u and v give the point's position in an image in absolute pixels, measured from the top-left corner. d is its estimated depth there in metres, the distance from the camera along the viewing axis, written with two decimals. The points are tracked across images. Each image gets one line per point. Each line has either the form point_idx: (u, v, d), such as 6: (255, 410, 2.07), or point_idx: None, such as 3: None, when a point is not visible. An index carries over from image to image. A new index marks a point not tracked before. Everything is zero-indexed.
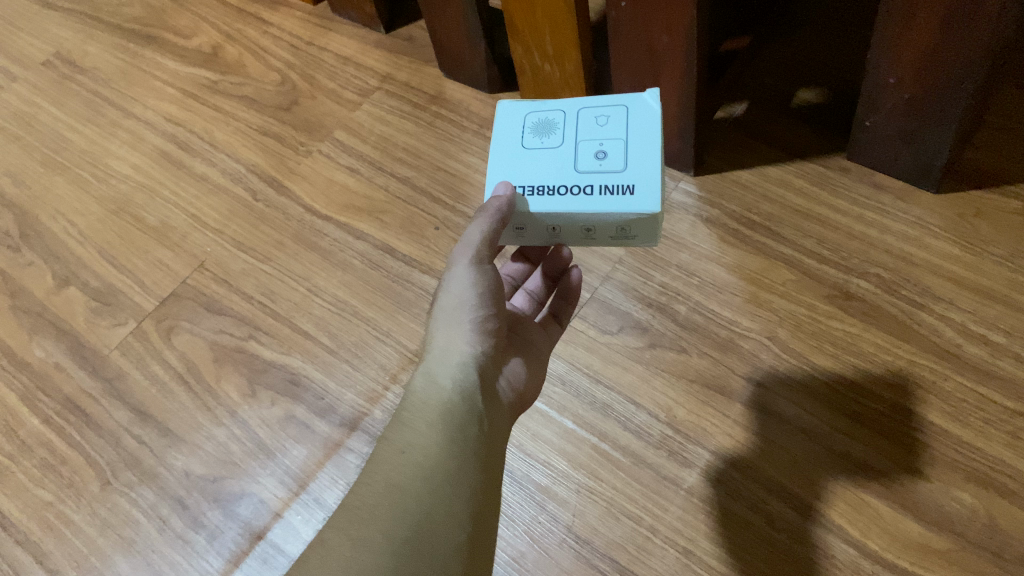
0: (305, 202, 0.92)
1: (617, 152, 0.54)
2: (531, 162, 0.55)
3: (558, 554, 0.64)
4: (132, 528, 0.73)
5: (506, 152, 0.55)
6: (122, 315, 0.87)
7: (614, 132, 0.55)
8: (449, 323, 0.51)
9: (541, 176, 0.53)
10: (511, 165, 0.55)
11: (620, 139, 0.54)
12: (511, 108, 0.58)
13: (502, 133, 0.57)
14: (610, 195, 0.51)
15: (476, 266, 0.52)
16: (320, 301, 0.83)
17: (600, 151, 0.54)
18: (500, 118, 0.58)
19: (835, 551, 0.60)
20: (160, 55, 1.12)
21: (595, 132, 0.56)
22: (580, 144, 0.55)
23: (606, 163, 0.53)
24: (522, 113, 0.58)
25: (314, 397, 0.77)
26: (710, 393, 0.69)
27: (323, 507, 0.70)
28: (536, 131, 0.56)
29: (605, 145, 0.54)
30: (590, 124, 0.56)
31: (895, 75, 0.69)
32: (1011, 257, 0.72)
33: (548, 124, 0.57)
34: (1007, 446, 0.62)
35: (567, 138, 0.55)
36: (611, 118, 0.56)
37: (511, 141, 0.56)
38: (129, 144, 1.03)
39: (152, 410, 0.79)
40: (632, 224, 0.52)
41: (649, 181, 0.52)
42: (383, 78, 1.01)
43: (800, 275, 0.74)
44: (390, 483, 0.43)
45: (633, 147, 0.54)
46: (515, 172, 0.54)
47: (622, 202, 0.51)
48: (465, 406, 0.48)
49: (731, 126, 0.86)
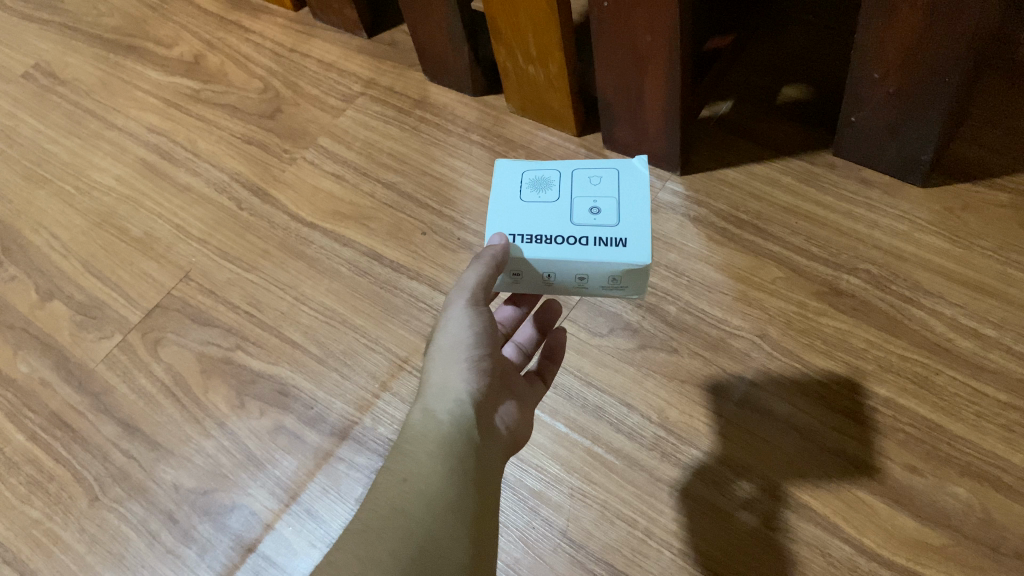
0: (290, 209, 0.91)
1: (610, 209, 0.55)
2: (528, 214, 0.55)
3: (553, 559, 0.63)
4: (122, 543, 0.72)
5: (503, 206, 0.56)
6: (108, 328, 0.86)
7: (607, 189, 0.56)
8: (445, 361, 0.50)
9: (538, 227, 0.54)
10: (509, 217, 0.55)
11: (612, 197, 0.56)
12: (506, 164, 0.59)
13: (501, 190, 0.57)
14: (603, 246, 0.53)
15: (472, 308, 0.52)
16: (308, 310, 0.82)
17: (594, 208, 0.55)
18: (498, 176, 0.58)
19: (830, 548, 0.60)
20: (141, 65, 1.11)
21: (589, 191, 0.56)
22: (574, 199, 0.56)
23: (600, 218, 0.54)
24: (519, 171, 0.58)
25: (303, 408, 0.76)
26: (702, 393, 0.69)
27: (315, 518, 0.70)
28: (532, 187, 0.57)
29: (599, 201, 0.55)
30: (584, 182, 0.57)
31: (879, 71, 0.69)
32: (1000, 250, 0.71)
33: (542, 181, 0.57)
34: (1001, 440, 0.62)
35: (563, 195, 0.56)
36: (604, 179, 0.57)
37: (508, 196, 0.57)
38: (111, 155, 1.02)
39: (141, 423, 0.78)
40: (624, 277, 0.54)
41: (641, 234, 0.53)
42: (367, 83, 1.01)
43: (789, 271, 0.74)
44: (394, 509, 0.42)
45: (625, 205, 0.55)
46: (512, 222, 0.55)
47: (615, 254, 0.52)
48: (463, 439, 0.47)
49: (717, 124, 0.86)
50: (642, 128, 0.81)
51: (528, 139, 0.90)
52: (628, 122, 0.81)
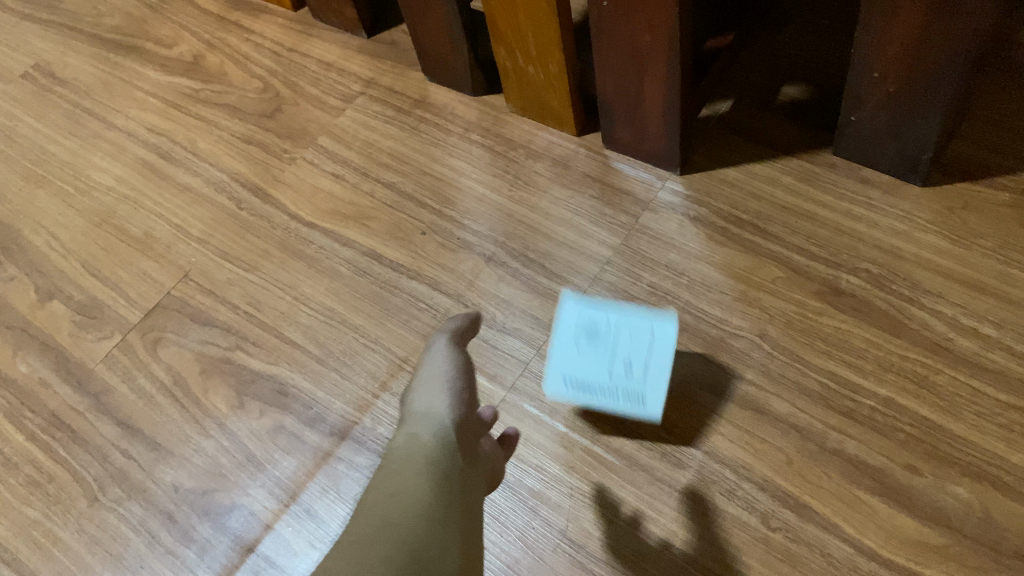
0: (290, 209, 0.91)
1: (640, 369, 0.68)
2: (579, 359, 0.70)
3: (553, 559, 0.63)
4: (121, 544, 0.72)
5: (562, 350, 0.71)
6: (107, 328, 0.86)
7: (640, 350, 0.69)
8: (426, 391, 0.54)
9: (586, 378, 0.69)
10: (565, 356, 0.70)
11: (643, 356, 0.69)
12: (567, 304, 0.72)
13: (561, 336, 0.71)
14: (629, 407, 0.68)
15: (450, 346, 0.59)
16: (308, 310, 0.82)
17: (627, 362, 0.69)
18: (558, 318, 0.71)
19: (830, 549, 0.60)
20: (141, 65, 1.11)
21: (626, 347, 0.69)
22: (613, 351, 0.69)
23: (631, 375, 0.68)
24: (576, 319, 0.71)
25: (302, 408, 0.76)
26: (702, 393, 0.69)
27: (315, 518, 0.70)
28: (586, 337, 0.71)
29: (632, 362, 0.69)
30: (623, 334, 0.70)
31: (879, 70, 0.69)
32: (1000, 250, 0.71)
33: (594, 328, 0.71)
34: (1001, 440, 0.62)
35: (607, 348, 0.70)
36: (639, 333, 0.70)
37: (566, 343, 0.71)
38: (111, 156, 1.02)
39: (140, 424, 0.78)
40: (645, 414, 0.67)
41: (658, 398, 0.67)
42: (366, 83, 1.01)
43: (789, 271, 0.74)
44: (386, 517, 0.41)
45: (652, 365, 0.68)
46: (567, 371, 0.70)
47: (637, 411, 0.68)
48: (447, 456, 0.48)
49: (717, 124, 0.86)
50: (641, 128, 0.81)
51: (528, 138, 0.90)
52: (627, 122, 0.81)
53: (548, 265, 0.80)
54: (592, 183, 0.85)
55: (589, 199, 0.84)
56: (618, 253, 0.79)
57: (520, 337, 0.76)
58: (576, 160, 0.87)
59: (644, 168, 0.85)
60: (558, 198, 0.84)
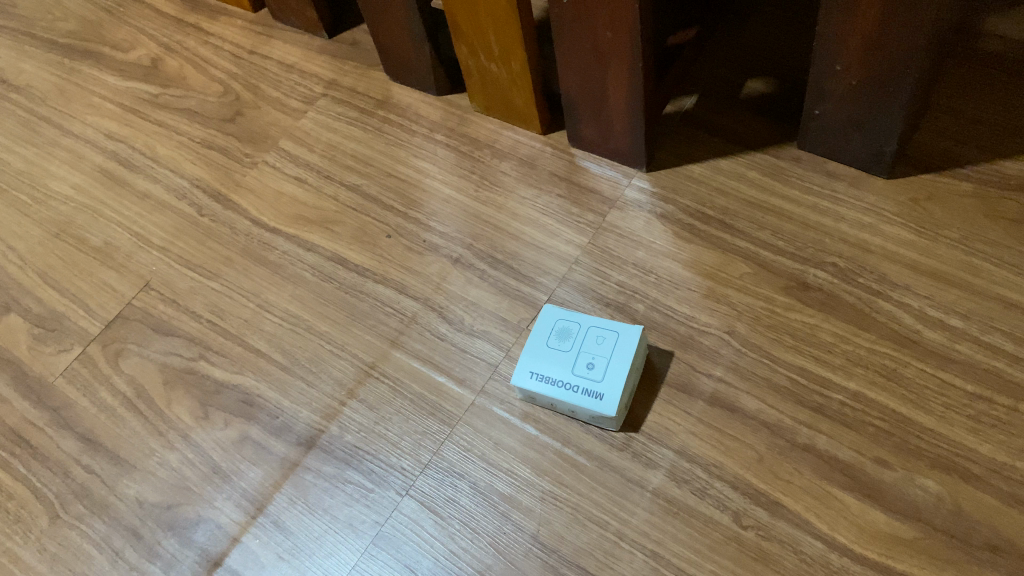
0: (252, 215, 0.89)
1: (602, 366, 0.67)
2: (546, 357, 0.69)
3: (525, 564, 0.63)
4: (84, 562, 0.70)
5: (530, 349, 0.70)
6: (67, 341, 0.84)
7: (606, 350, 0.68)
8: None
9: (547, 371, 0.68)
10: (533, 354, 0.69)
11: (608, 357, 0.67)
12: (547, 310, 0.72)
13: (535, 336, 0.71)
14: (585, 399, 0.66)
15: None
16: (272, 317, 0.81)
17: (591, 363, 0.67)
18: (537, 321, 0.71)
19: (803, 545, 0.60)
20: (98, 70, 1.08)
21: (594, 348, 0.68)
22: (579, 352, 0.68)
23: (592, 375, 0.67)
24: (551, 321, 0.71)
25: (268, 417, 0.74)
26: (672, 391, 0.68)
27: (282, 530, 0.68)
28: (557, 338, 0.70)
29: (595, 360, 0.67)
30: (594, 338, 0.69)
31: (841, 62, 0.69)
32: (965, 240, 0.71)
33: (566, 331, 0.70)
34: (970, 431, 0.62)
35: (574, 347, 0.69)
36: (608, 338, 0.69)
37: (537, 341, 0.70)
38: (68, 163, 1.00)
39: (102, 438, 0.76)
40: (600, 418, 0.66)
41: (615, 392, 0.65)
42: (328, 84, 0.99)
43: (756, 267, 0.73)
44: None
45: (615, 365, 0.67)
46: (532, 365, 0.69)
47: (591, 403, 0.65)
48: None
49: (682, 119, 0.85)
50: (606, 125, 0.80)
51: (493, 138, 0.89)
52: (592, 119, 0.80)
53: (516, 266, 0.79)
54: (559, 182, 0.84)
55: (556, 198, 0.83)
56: (585, 252, 0.78)
57: (489, 340, 0.75)
58: (542, 159, 0.86)
59: (610, 165, 0.84)
60: (525, 198, 0.83)
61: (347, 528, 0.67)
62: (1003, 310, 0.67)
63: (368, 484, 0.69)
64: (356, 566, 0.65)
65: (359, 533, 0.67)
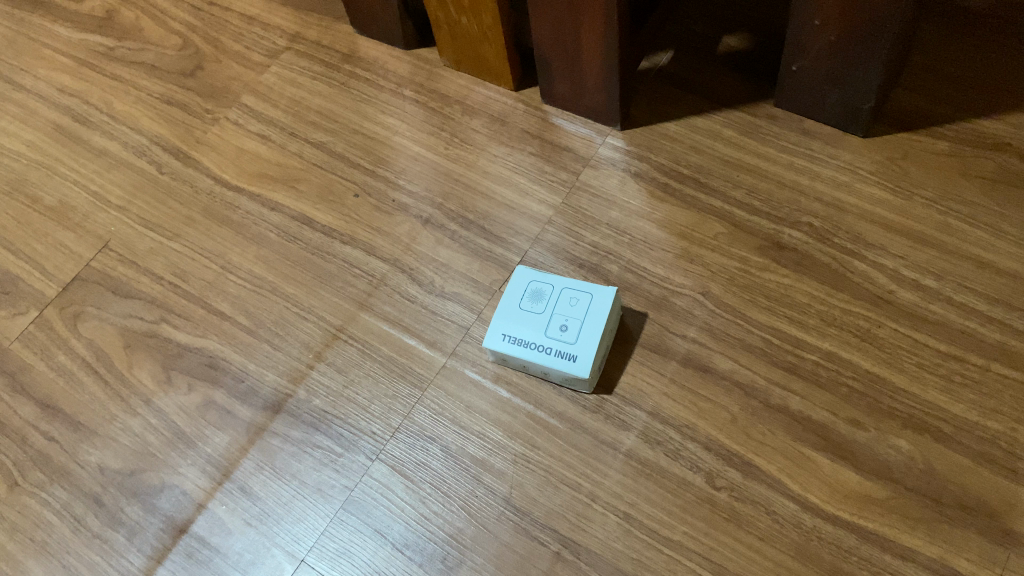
0: (213, 173, 0.86)
1: (575, 329, 0.66)
2: (518, 320, 0.67)
3: (497, 528, 0.62)
4: (44, 530, 0.68)
5: (503, 310, 0.68)
6: (22, 304, 0.81)
7: (579, 313, 0.67)
8: None
9: (520, 334, 0.67)
10: (506, 318, 0.68)
11: (581, 318, 0.66)
12: (520, 272, 0.70)
13: (508, 298, 0.69)
14: (558, 360, 0.65)
15: None
16: (235, 279, 0.78)
17: (564, 325, 0.66)
18: (509, 283, 0.70)
19: (775, 506, 0.60)
20: (50, 22, 1.04)
21: (566, 311, 0.67)
22: (552, 314, 0.67)
23: (565, 337, 0.66)
24: (524, 282, 0.69)
25: (233, 381, 0.72)
26: (645, 352, 0.68)
27: (249, 496, 0.67)
28: (530, 300, 0.68)
29: (568, 322, 0.66)
30: (567, 301, 0.67)
31: (820, 17, 0.67)
32: (940, 199, 0.71)
33: (538, 293, 0.69)
34: (942, 391, 0.62)
35: (546, 310, 0.67)
36: (581, 300, 0.67)
37: (510, 303, 0.69)
38: (20, 119, 0.95)
39: (61, 403, 0.74)
40: (574, 380, 0.65)
41: (588, 353, 0.64)
42: (292, 37, 0.95)
43: (731, 227, 0.72)
44: None
45: (588, 326, 0.66)
46: (505, 328, 0.67)
47: (564, 365, 0.64)
48: None
49: (658, 75, 0.83)
50: (580, 81, 0.78)
51: (464, 94, 0.86)
52: (566, 75, 0.78)
53: (487, 226, 0.77)
54: (531, 140, 0.82)
55: (529, 156, 0.81)
56: (558, 212, 0.76)
57: (460, 302, 0.73)
58: (514, 116, 0.84)
59: (583, 123, 0.82)
60: (496, 155, 0.81)
61: (316, 493, 0.66)
62: (976, 270, 0.67)
63: (337, 449, 0.67)
64: (326, 531, 0.64)
65: (328, 498, 0.65)
